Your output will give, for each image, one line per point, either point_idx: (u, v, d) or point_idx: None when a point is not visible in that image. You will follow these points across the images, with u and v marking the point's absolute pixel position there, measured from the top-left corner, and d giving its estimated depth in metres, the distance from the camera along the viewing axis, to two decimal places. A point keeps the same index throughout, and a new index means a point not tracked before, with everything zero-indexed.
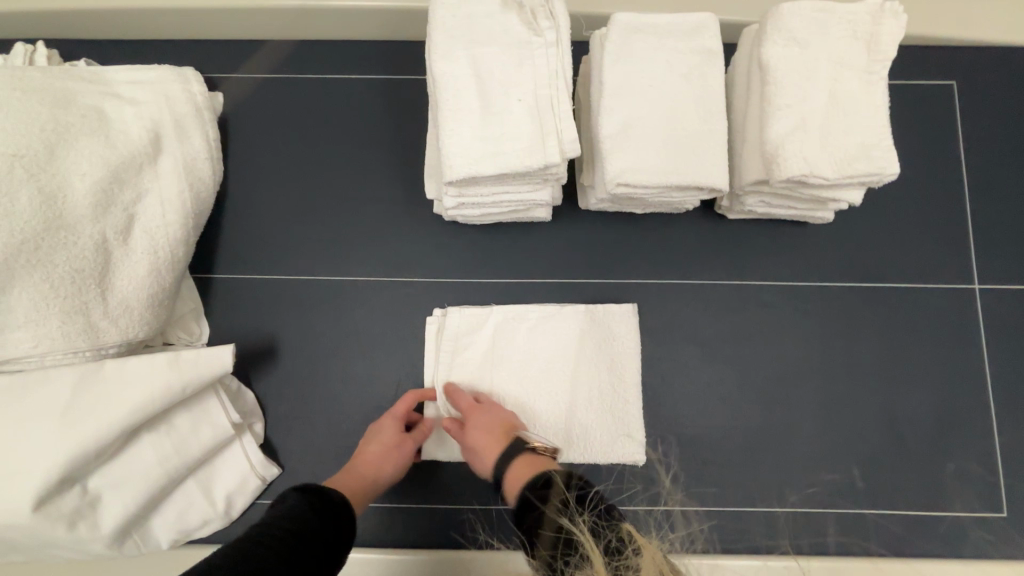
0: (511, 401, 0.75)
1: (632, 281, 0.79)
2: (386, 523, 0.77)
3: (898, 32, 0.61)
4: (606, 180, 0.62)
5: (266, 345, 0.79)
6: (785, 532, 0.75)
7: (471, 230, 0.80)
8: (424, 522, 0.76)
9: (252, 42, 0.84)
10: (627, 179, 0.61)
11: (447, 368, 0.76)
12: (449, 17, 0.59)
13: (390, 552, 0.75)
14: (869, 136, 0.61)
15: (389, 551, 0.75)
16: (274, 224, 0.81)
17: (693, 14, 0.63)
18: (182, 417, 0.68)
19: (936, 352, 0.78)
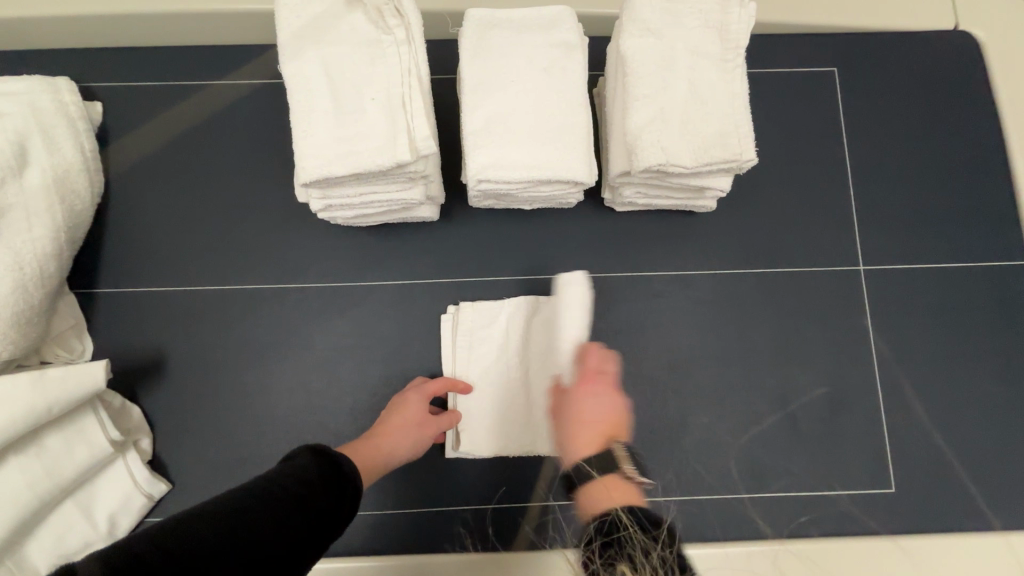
0: None
1: (526, 277, 0.79)
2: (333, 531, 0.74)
3: (747, 21, 0.62)
4: (467, 179, 0.62)
5: (152, 359, 0.77)
6: (685, 520, 0.75)
7: (362, 233, 0.79)
8: (381, 527, 0.75)
9: (130, 49, 0.82)
10: (487, 176, 0.61)
11: None
12: (295, 19, 0.59)
13: (343, 561, 0.73)
14: (727, 123, 0.62)
15: (342, 560, 0.73)
16: (160, 235, 0.79)
17: (551, 9, 0.64)
18: (54, 437, 0.67)
19: (827, 333, 0.79)
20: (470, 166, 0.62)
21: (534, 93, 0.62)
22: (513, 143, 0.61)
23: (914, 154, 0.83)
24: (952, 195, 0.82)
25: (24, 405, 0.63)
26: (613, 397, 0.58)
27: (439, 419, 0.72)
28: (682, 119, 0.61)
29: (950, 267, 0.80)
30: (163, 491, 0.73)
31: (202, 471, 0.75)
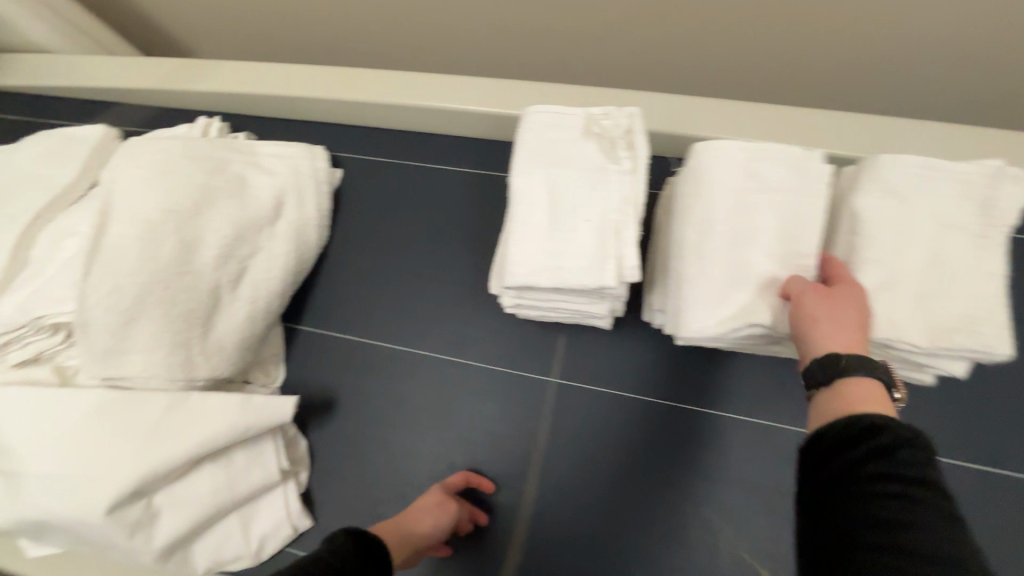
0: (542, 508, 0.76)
1: (688, 406, 0.75)
2: None
3: (1020, 201, 0.55)
4: (681, 334, 0.58)
5: (327, 399, 0.85)
6: None
7: (532, 325, 0.82)
8: None
9: (375, 128, 0.97)
10: (704, 336, 0.56)
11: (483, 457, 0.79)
12: (533, 138, 0.64)
13: None
14: (977, 308, 0.54)
15: None
16: (359, 290, 0.89)
17: (793, 147, 0.59)
18: (240, 454, 0.75)
19: None
20: (688, 320, 0.58)
21: (766, 239, 0.57)
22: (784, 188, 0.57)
23: None
24: None
25: (227, 423, 0.73)
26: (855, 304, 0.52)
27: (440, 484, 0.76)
28: (915, 294, 0.55)
29: None
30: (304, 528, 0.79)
31: (341, 515, 0.80)
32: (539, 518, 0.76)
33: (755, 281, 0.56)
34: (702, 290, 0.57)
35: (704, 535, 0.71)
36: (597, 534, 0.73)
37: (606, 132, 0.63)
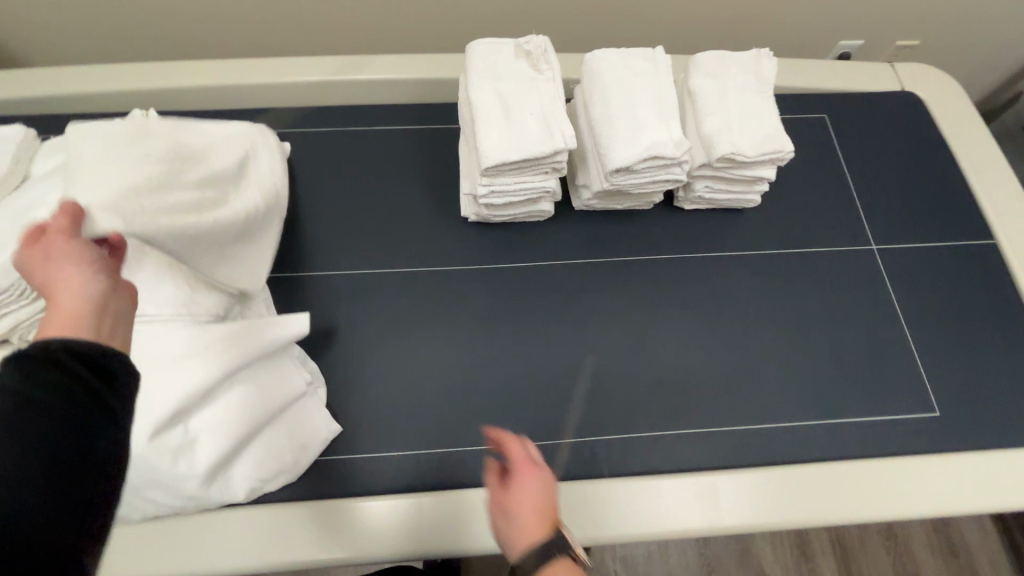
0: (537, 357, 0.94)
1: (620, 259, 1.01)
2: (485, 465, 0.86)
3: (773, 68, 0.93)
4: (608, 168, 0.84)
5: (326, 328, 0.93)
6: (774, 448, 0.90)
7: (492, 229, 1.02)
8: None
9: (313, 106, 1.11)
10: (623, 163, 0.83)
11: (479, 335, 0.95)
12: (479, 64, 0.87)
13: None
14: (770, 128, 0.89)
15: None
16: (333, 234, 1.01)
17: (644, 49, 0.90)
18: (264, 374, 0.81)
19: (861, 296, 1.01)
20: (611, 161, 0.84)
21: (643, 100, 0.86)
22: (644, 72, 0.88)
23: (893, 169, 1.12)
24: (928, 196, 1.10)
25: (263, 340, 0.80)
26: (535, 480, 0.65)
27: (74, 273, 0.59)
28: (742, 127, 0.88)
29: (938, 245, 1.06)
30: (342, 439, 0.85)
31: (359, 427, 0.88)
32: (538, 366, 0.93)
33: (643, 125, 0.85)
34: (612, 140, 0.84)
35: (657, 340, 0.96)
36: (583, 364, 0.94)
37: (531, 55, 0.88)
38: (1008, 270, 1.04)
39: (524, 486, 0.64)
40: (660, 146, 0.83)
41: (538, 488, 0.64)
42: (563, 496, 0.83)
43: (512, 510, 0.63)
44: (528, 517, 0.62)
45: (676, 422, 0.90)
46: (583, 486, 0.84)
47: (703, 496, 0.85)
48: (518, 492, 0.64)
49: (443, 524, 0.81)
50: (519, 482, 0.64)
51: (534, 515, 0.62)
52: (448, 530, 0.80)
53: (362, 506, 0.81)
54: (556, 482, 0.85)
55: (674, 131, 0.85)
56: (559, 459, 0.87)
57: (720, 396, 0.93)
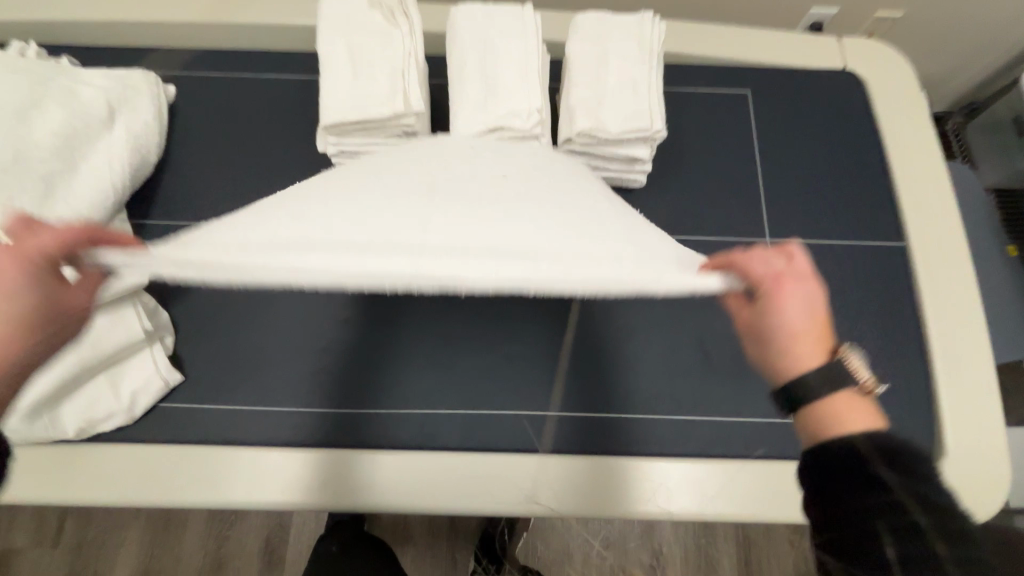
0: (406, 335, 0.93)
1: None
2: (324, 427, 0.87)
3: (661, 37, 0.85)
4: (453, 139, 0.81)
5: (184, 278, 0.94)
6: (615, 437, 0.89)
7: None
8: (367, 429, 0.87)
9: (204, 49, 1.08)
10: (466, 136, 0.79)
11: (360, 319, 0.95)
12: (332, 15, 0.82)
13: (341, 450, 0.85)
14: (643, 104, 0.82)
15: (339, 450, 0.85)
16: (205, 185, 1.00)
17: (516, 8, 0.84)
18: (100, 318, 0.82)
19: (740, 290, 0.97)
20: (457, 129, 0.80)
21: (501, 65, 0.81)
22: (510, 34, 0.82)
23: (813, 158, 1.04)
24: (844, 190, 1.02)
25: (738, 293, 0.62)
26: (806, 291, 0.59)
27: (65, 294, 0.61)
28: (610, 102, 0.82)
29: (838, 243, 0.99)
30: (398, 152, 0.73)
31: (333, 226, 0.54)
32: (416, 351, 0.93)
33: (496, 92, 0.80)
34: (462, 106, 0.80)
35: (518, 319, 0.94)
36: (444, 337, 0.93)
37: (389, 8, 0.83)
38: (908, 279, 0.97)
39: (799, 297, 0.59)
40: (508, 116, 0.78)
41: (805, 296, 0.59)
42: (402, 460, 0.85)
43: (765, 313, 0.60)
44: (809, 329, 0.59)
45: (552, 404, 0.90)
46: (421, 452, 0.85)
47: (567, 479, 0.85)
48: (788, 306, 0.59)
49: (291, 478, 0.84)
50: (791, 296, 0.59)
51: (810, 322, 0.59)
52: (292, 484, 0.83)
53: (207, 455, 0.84)
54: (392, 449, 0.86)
55: (531, 99, 0.79)
56: (399, 431, 0.88)
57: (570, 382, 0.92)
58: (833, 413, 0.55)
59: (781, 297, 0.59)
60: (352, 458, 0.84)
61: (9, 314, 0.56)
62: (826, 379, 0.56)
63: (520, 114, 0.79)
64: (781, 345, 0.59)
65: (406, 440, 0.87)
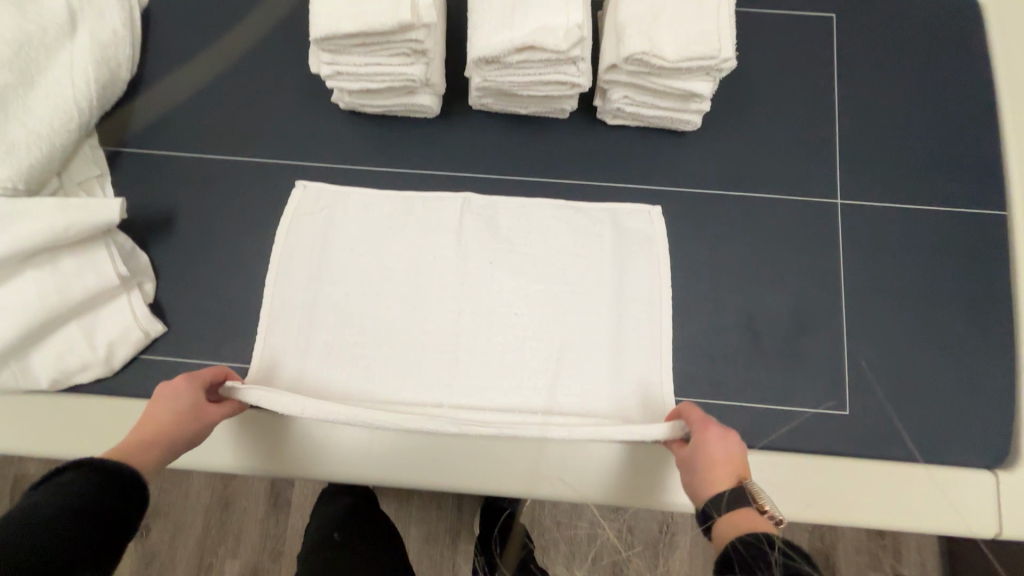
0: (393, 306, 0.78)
1: (515, 177, 0.83)
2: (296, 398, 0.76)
3: None
4: (472, 58, 0.67)
5: (164, 216, 0.83)
6: (637, 425, 0.75)
7: (369, 123, 0.85)
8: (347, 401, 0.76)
9: None
10: (486, 53, 0.65)
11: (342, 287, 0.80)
12: None
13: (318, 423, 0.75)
14: (708, 24, 0.66)
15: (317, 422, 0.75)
16: (185, 110, 0.87)
17: None
18: (68, 260, 0.73)
19: (803, 257, 0.82)
20: (475, 49, 0.66)
21: None
22: None
23: (905, 103, 0.86)
24: (937, 147, 0.85)
25: (664, 433, 0.67)
26: (726, 438, 0.60)
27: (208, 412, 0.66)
28: (667, 21, 0.66)
29: (923, 210, 0.83)
30: (419, 241, 0.81)
31: (383, 377, 0.76)
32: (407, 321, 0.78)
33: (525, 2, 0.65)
34: (483, 21, 0.66)
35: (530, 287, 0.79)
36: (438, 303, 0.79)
37: None
38: (1006, 255, 0.81)
39: (718, 442, 0.60)
40: (537, 31, 0.63)
41: (725, 443, 0.59)
42: (392, 442, 0.75)
43: (695, 441, 0.61)
44: (724, 469, 0.58)
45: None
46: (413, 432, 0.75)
47: (576, 467, 0.74)
48: (706, 444, 0.60)
49: (275, 443, 0.75)
50: (707, 442, 0.60)
51: (728, 466, 0.58)
52: (280, 451, 0.75)
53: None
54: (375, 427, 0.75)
55: (568, 13, 0.64)
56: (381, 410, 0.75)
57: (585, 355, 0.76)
58: (734, 520, 0.52)
59: (700, 436, 0.61)
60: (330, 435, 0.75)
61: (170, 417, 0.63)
62: (724, 501, 0.54)
63: (553, 31, 0.64)
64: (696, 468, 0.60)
65: (411, 414, 0.76)
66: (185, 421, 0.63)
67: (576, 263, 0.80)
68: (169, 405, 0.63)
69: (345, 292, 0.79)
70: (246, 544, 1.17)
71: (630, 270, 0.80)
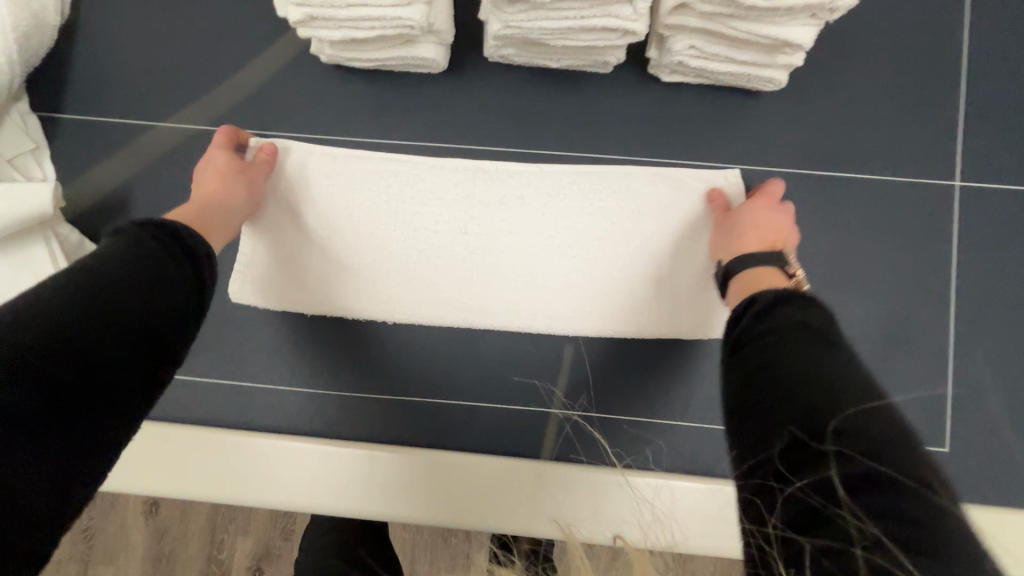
0: (391, 260, 0.67)
1: (543, 149, 0.67)
2: (303, 411, 0.69)
3: None
4: None
5: (118, 198, 0.69)
6: (682, 448, 0.67)
7: (360, 80, 0.68)
8: (359, 415, 0.69)
9: None
10: None
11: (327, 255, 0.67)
12: None
13: (320, 444, 0.67)
14: None
15: (319, 442, 0.67)
16: (132, 62, 0.70)
17: None
18: (0, 261, 0.61)
19: (906, 253, 0.65)
20: None
21: None
22: None
23: None
24: None
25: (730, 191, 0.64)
26: (782, 213, 0.60)
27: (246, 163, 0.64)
28: None
29: None
30: (420, 198, 0.67)
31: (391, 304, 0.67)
32: (405, 282, 0.67)
33: None
34: None
35: (558, 265, 0.66)
36: (444, 271, 0.67)
37: None
38: None
39: (772, 212, 0.60)
40: None
41: (778, 218, 0.59)
42: (405, 467, 0.66)
43: (743, 223, 0.60)
44: (764, 229, 0.58)
45: (600, 375, 0.68)
46: (429, 454, 0.66)
47: (612, 505, 0.64)
48: (756, 213, 0.60)
49: (285, 470, 0.66)
50: (762, 211, 0.60)
51: (773, 229, 0.58)
52: (292, 480, 0.66)
53: (176, 439, 0.67)
54: (389, 449, 0.67)
55: None
56: (397, 425, 0.69)
57: (622, 369, 0.68)
58: (746, 286, 0.53)
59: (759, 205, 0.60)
60: (335, 457, 0.66)
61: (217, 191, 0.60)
62: (760, 256, 0.55)
63: None
64: (727, 228, 0.60)
65: (427, 439, 0.68)
66: (232, 175, 0.62)
67: (603, 232, 0.66)
68: (212, 176, 0.61)
69: (329, 236, 0.67)
70: (256, 523, 0.98)
71: (672, 242, 0.66)
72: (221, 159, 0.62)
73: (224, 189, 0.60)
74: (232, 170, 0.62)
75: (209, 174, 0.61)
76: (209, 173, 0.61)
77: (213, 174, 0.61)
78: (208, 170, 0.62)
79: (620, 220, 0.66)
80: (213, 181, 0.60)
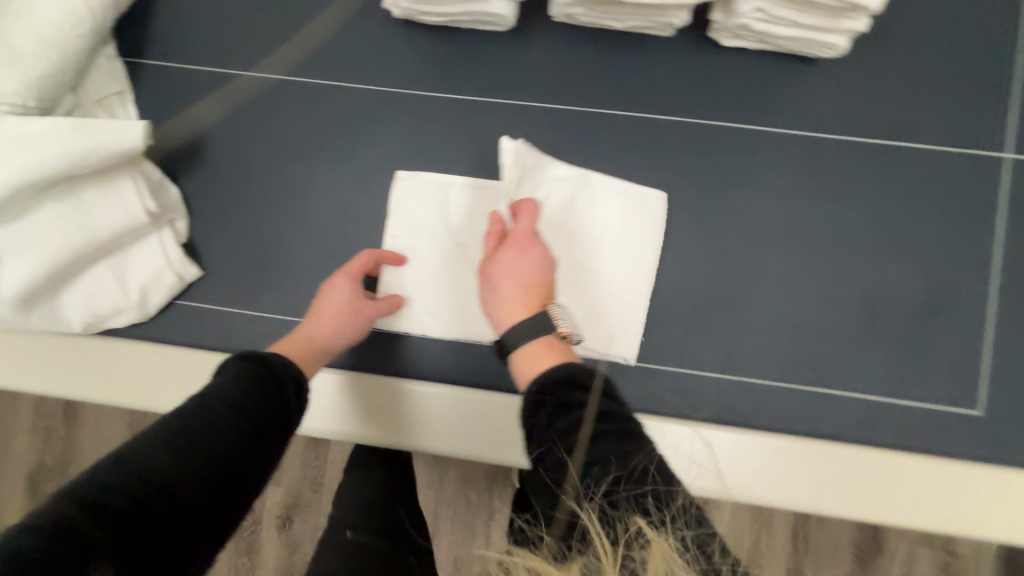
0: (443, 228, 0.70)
1: (600, 109, 0.70)
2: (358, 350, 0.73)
3: None
4: None
5: (194, 143, 0.73)
6: (725, 402, 0.67)
7: (427, 38, 0.71)
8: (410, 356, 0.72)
9: None
10: None
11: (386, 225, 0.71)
12: None
13: (375, 378, 0.71)
14: None
15: (374, 377, 0.71)
16: (212, 14, 0.73)
17: None
18: (91, 192, 0.64)
19: (950, 222, 0.67)
20: None
21: None
22: None
23: None
24: None
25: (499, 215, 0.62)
26: (519, 250, 0.59)
27: (371, 302, 0.66)
28: None
29: None
30: (475, 179, 0.71)
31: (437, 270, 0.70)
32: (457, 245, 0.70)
33: None
34: None
35: (608, 227, 0.68)
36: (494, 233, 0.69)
37: None
38: None
39: (506, 260, 0.59)
40: None
41: (526, 267, 0.58)
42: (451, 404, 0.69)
43: (493, 284, 0.59)
44: (517, 288, 0.58)
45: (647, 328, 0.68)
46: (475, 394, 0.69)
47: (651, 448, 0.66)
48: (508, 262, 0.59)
49: (333, 403, 0.72)
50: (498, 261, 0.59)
51: (521, 282, 0.58)
52: (339, 413, 0.72)
53: None
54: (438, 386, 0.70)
55: None
56: (446, 367, 0.71)
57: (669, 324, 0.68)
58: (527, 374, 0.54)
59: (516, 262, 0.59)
60: (387, 391, 0.70)
61: (335, 334, 0.64)
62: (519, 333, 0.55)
63: None
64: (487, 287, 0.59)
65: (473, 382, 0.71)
66: (348, 313, 0.64)
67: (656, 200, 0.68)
68: (337, 314, 0.64)
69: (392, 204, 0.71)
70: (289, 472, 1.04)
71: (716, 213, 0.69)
72: (349, 296, 0.65)
73: (342, 333, 0.64)
74: (359, 309, 0.65)
75: (330, 303, 0.64)
76: (331, 310, 0.64)
77: (332, 307, 0.64)
78: (329, 307, 0.64)
79: (664, 207, 0.68)
80: (335, 326, 0.64)
